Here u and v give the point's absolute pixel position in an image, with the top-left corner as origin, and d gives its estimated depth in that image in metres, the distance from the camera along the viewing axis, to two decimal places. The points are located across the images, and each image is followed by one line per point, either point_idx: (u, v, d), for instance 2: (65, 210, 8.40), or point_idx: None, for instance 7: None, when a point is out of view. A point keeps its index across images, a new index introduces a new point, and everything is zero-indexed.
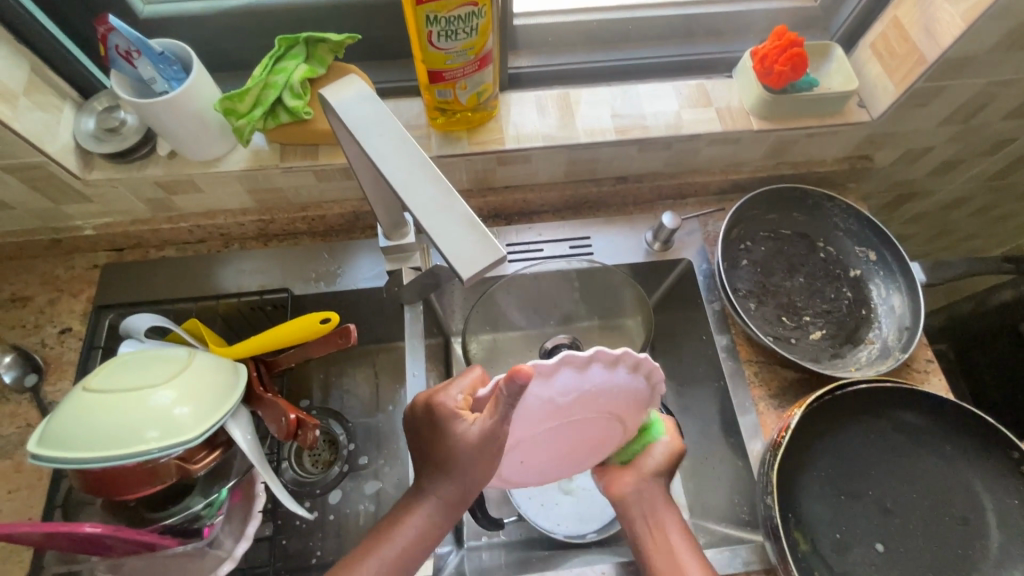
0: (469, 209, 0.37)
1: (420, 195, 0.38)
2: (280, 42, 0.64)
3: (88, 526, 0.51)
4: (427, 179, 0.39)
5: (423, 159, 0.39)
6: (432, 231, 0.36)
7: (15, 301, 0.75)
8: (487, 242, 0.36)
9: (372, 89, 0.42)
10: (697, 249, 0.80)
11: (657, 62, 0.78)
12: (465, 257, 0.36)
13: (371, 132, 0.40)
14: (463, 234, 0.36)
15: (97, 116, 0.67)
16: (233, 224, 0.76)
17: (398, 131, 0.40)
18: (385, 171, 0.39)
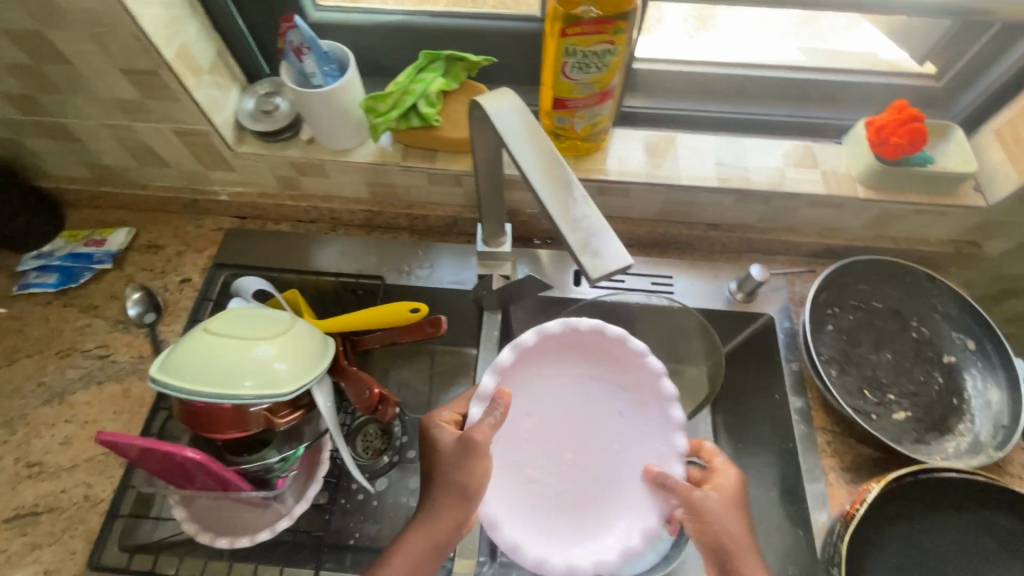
0: (600, 217, 0.41)
1: (554, 198, 0.42)
2: (425, 56, 0.71)
3: (189, 451, 0.57)
4: (561, 184, 0.42)
5: (560, 166, 0.43)
6: (567, 231, 0.40)
7: (149, 247, 0.85)
8: (613, 248, 0.40)
9: (521, 100, 0.47)
10: (780, 307, 0.79)
11: (767, 119, 0.80)
12: (594, 258, 0.39)
13: (519, 138, 0.45)
14: (594, 236, 0.40)
15: (256, 98, 0.75)
16: (344, 211, 0.83)
17: (544, 140, 0.45)
18: (527, 171, 0.43)
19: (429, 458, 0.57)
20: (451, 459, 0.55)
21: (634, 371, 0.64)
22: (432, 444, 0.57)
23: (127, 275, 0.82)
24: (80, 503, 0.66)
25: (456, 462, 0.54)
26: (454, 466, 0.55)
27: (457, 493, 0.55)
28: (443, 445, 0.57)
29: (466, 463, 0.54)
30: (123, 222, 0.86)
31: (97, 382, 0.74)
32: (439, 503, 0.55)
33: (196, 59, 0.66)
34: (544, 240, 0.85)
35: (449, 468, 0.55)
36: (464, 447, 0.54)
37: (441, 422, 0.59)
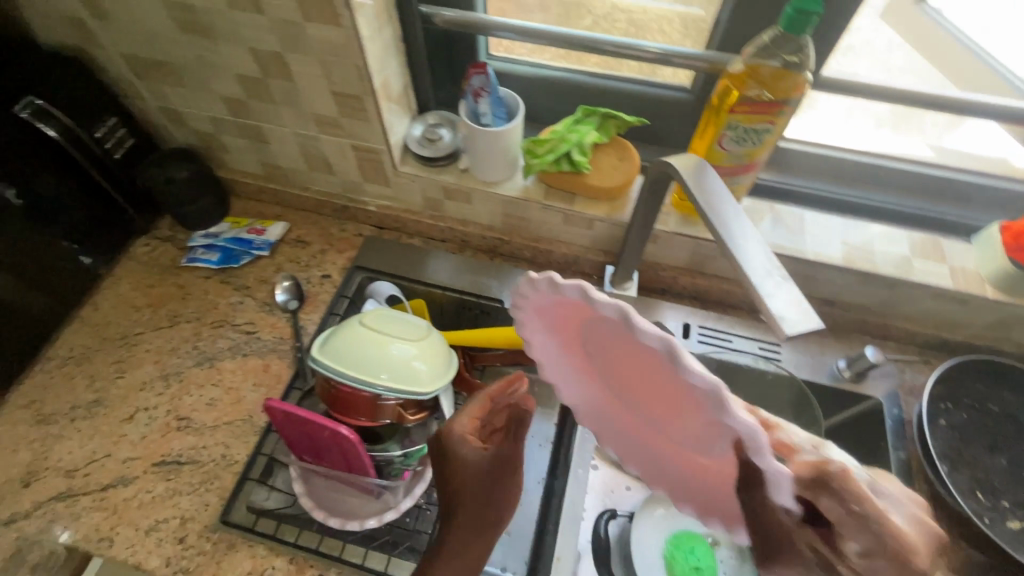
0: (793, 283, 0.43)
1: (747, 257, 0.45)
2: (583, 111, 0.79)
3: (341, 429, 0.63)
4: (754, 249, 0.46)
5: (752, 233, 0.47)
6: (760, 287, 0.42)
7: (298, 241, 0.94)
8: (805, 312, 0.41)
9: (714, 169, 0.53)
10: (889, 393, 0.79)
11: (895, 209, 0.82)
12: (788, 315, 0.41)
13: (710, 203, 0.49)
14: (787, 295, 0.42)
15: (424, 126, 0.85)
16: (477, 235, 0.90)
17: (734, 212, 0.49)
18: (717, 232, 0.47)
19: (453, 478, 0.51)
20: (489, 488, 0.51)
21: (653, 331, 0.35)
22: (452, 466, 0.51)
23: (278, 263, 0.92)
24: (218, 461, 0.73)
25: (483, 488, 0.51)
26: (485, 493, 0.51)
27: (484, 524, 0.51)
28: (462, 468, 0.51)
29: (502, 490, 0.52)
30: (279, 216, 0.97)
31: (243, 354, 0.82)
32: (462, 537, 0.51)
33: (391, 89, 0.76)
34: (657, 289, 0.89)
35: (473, 498, 0.51)
36: (497, 471, 0.51)
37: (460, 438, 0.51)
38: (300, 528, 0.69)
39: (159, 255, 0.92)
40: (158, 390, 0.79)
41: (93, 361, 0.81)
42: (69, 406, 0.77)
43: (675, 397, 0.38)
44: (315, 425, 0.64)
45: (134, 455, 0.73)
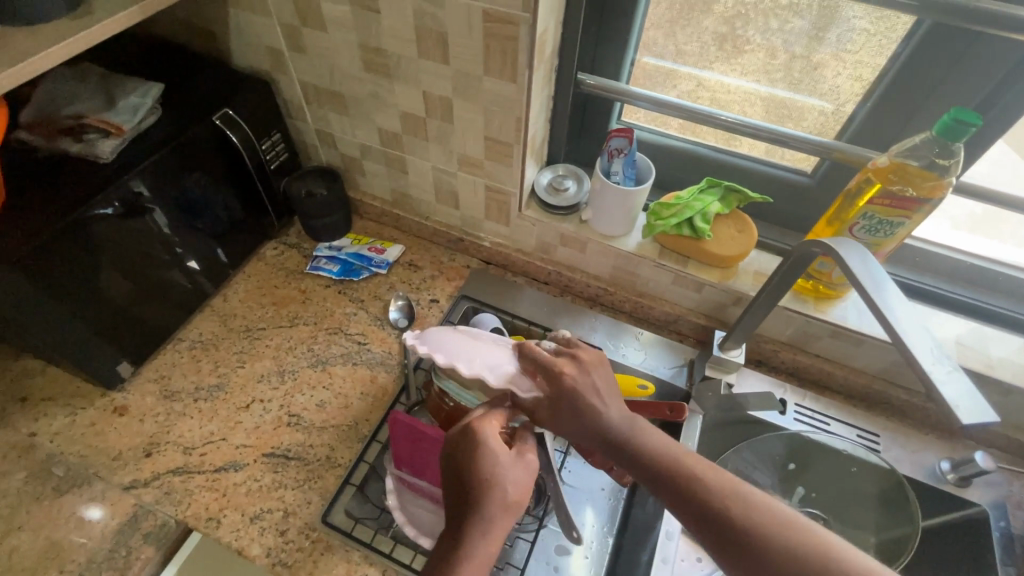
0: (963, 375, 0.48)
1: (918, 347, 0.50)
2: (708, 182, 0.84)
3: None
4: (921, 339, 0.51)
5: (918, 321, 0.52)
6: (937, 381, 0.48)
7: (411, 265, 1.01)
8: (979, 402, 0.46)
9: (869, 255, 0.58)
10: (995, 503, 0.77)
11: (1011, 315, 0.82)
12: (969, 409, 0.46)
13: (875, 291, 0.54)
14: (962, 389, 0.47)
15: (552, 176, 0.91)
16: (582, 282, 0.95)
17: (897, 297, 0.54)
18: (887, 319, 0.52)
19: (467, 470, 0.49)
20: (501, 472, 0.49)
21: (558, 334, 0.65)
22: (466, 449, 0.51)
23: (391, 282, 0.98)
24: (323, 461, 0.77)
25: (496, 470, 0.49)
26: (505, 481, 0.49)
27: (500, 506, 0.48)
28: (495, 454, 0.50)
29: (521, 477, 0.50)
30: (396, 239, 1.04)
31: (353, 362, 0.87)
32: (485, 525, 0.47)
33: (535, 141, 0.83)
34: (752, 360, 0.90)
35: (481, 480, 0.49)
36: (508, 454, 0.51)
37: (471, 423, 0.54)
38: (395, 541, 0.71)
39: (286, 260, 0.99)
40: (274, 383, 0.84)
41: (218, 348, 0.87)
42: (193, 387, 0.83)
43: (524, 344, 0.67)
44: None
45: (246, 442, 0.78)
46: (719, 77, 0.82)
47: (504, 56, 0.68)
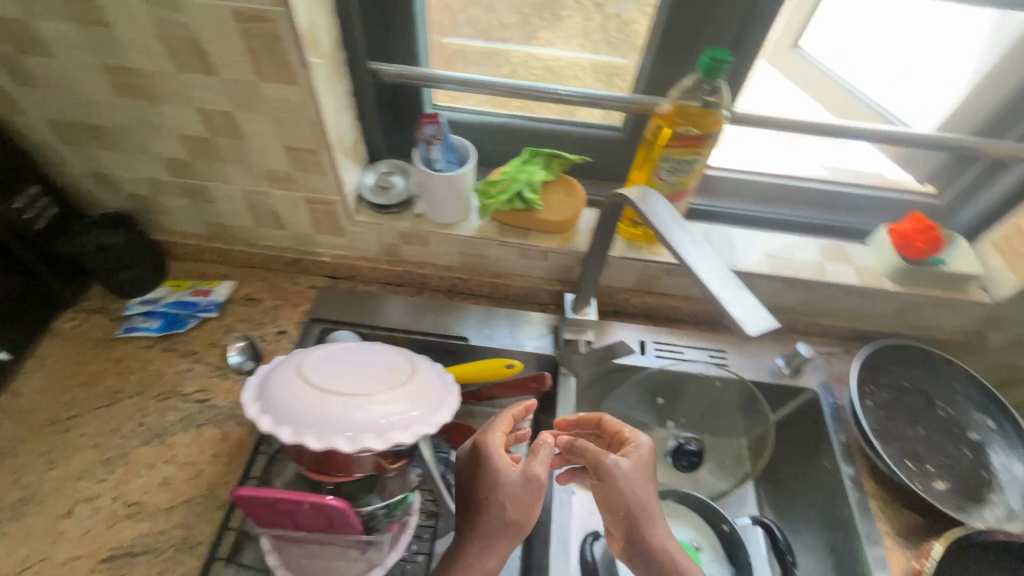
0: (746, 292, 0.51)
1: (705, 273, 0.53)
2: (528, 152, 0.85)
3: (331, 497, 0.60)
4: (708, 266, 0.54)
5: (705, 253, 0.55)
6: (724, 300, 0.50)
7: (248, 299, 0.91)
8: (762, 313, 0.49)
9: (662, 200, 0.61)
10: (821, 385, 0.89)
11: (804, 221, 0.94)
12: (751, 321, 0.48)
13: (669, 233, 0.57)
14: (745, 304, 0.50)
15: (376, 175, 0.87)
16: (436, 276, 0.92)
17: (688, 237, 0.57)
18: (680, 258, 0.55)
19: (483, 482, 0.57)
20: (511, 492, 0.55)
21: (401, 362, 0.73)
22: (480, 460, 0.58)
23: (227, 324, 0.88)
24: (178, 545, 0.67)
25: (511, 497, 0.55)
26: (508, 499, 0.55)
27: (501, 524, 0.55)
28: (508, 476, 0.56)
29: (521, 499, 0.55)
30: (224, 275, 0.93)
31: (197, 424, 0.77)
32: (483, 539, 0.54)
33: (343, 140, 0.78)
34: (610, 312, 0.95)
35: (493, 495, 0.56)
36: (527, 481, 0.56)
37: (497, 447, 0.58)
38: None
39: (90, 330, 0.85)
40: (101, 476, 0.71)
41: (17, 455, 0.72)
42: None
43: (375, 365, 0.71)
44: (294, 499, 0.59)
45: (76, 555, 0.65)
46: (528, 46, 0.86)
47: (274, 57, 0.62)
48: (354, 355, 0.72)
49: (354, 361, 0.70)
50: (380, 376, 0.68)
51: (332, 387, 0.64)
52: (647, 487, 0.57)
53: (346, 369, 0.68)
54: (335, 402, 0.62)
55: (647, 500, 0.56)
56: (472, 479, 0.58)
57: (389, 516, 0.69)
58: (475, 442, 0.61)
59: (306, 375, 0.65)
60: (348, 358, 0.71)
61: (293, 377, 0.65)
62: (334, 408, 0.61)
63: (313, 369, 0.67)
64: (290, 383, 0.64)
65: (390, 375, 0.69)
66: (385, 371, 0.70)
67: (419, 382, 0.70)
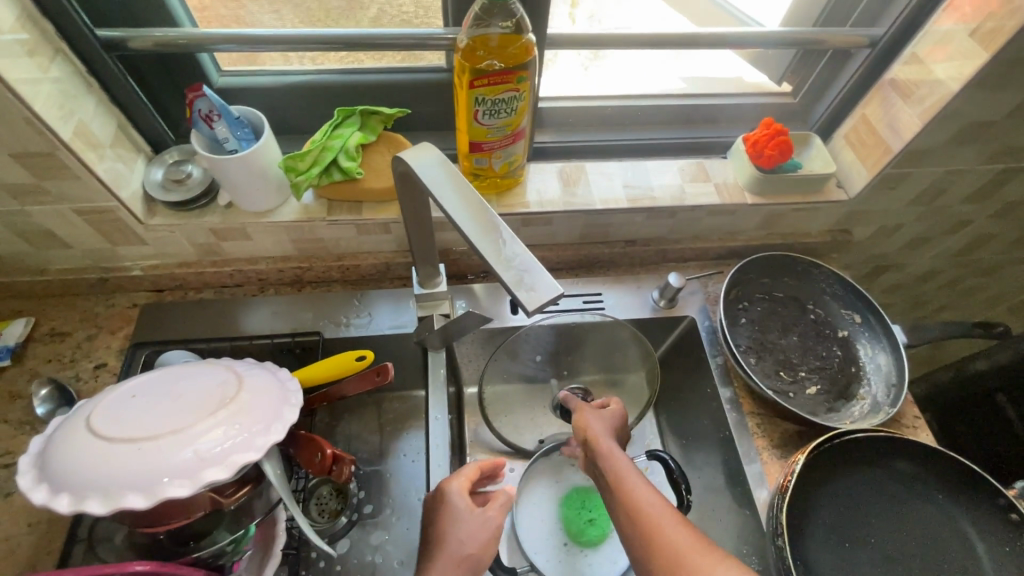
0: (529, 254, 0.44)
1: (485, 240, 0.45)
2: (340, 113, 0.74)
3: (136, 564, 0.52)
4: (489, 230, 0.46)
5: (489, 212, 0.47)
6: (502, 268, 0.43)
7: (53, 335, 0.78)
8: (545, 278, 0.43)
9: (442, 154, 0.51)
10: (700, 308, 0.87)
11: (661, 142, 0.90)
12: (530, 291, 0.42)
13: (450, 195, 0.49)
14: (526, 269, 0.43)
15: (166, 167, 0.74)
16: (272, 270, 0.81)
17: (475, 197, 0.48)
18: (460, 222, 0.47)
19: (442, 524, 0.60)
20: (469, 531, 0.59)
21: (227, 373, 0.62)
22: (441, 500, 0.61)
23: (30, 369, 0.75)
24: None
25: (468, 536, 0.58)
26: (463, 534, 0.58)
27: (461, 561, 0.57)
28: (466, 510, 0.60)
29: (481, 535, 0.59)
30: (19, 313, 0.79)
31: (4, 494, 0.67)
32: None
33: (93, 134, 0.64)
34: (479, 273, 0.89)
35: (451, 533, 0.58)
36: (483, 517, 0.60)
37: (457, 489, 0.62)
38: None
39: None
40: None
41: None
42: None
43: (189, 388, 0.59)
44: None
45: None
46: None
47: None
48: (166, 382, 0.60)
49: (162, 390, 0.58)
50: (192, 402, 0.57)
51: (122, 434, 0.53)
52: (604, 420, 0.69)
53: (149, 403, 0.56)
54: (131, 453, 0.52)
55: (594, 424, 0.67)
56: (431, 526, 0.60)
57: (236, 550, 0.64)
58: (437, 487, 0.64)
59: (95, 428, 0.54)
60: (157, 388, 0.59)
61: (75, 431, 0.54)
62: (124, 463, 0.51)
63: (105, 415, 0.55)
64: (72, 444, 0.53)
65: (207, 397, 0.58)
66: (202, 391, 0.58)
67: (247, 398, 0.58)
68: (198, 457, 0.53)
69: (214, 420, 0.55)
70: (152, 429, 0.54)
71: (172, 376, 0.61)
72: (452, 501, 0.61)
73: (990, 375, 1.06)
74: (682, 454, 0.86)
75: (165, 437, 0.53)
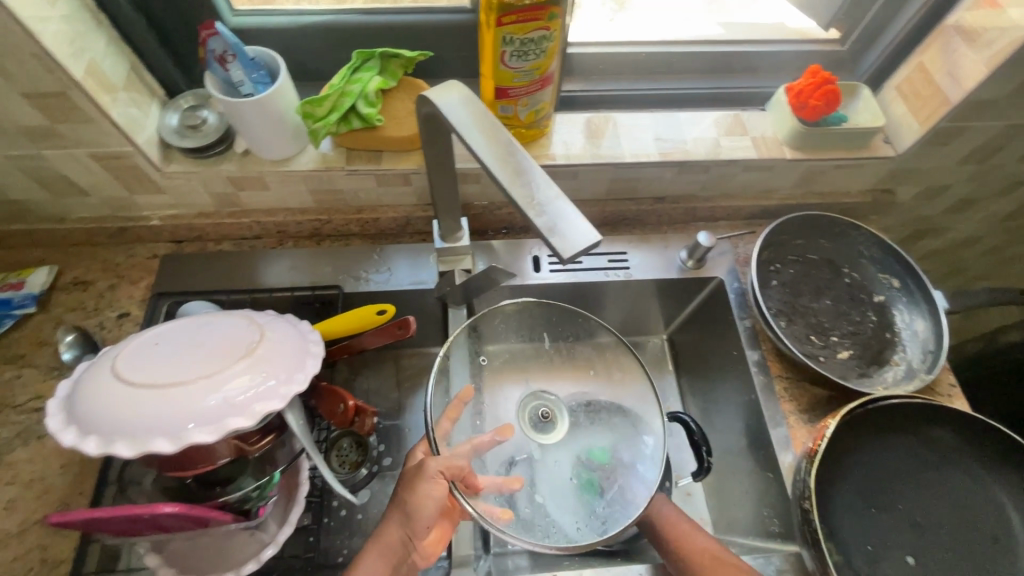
0: (564, 200, 0.41)
1: (519, 185, 0.43)
2: (358, 56, 0.71)
3: (164, 506, 0.52)
4: (522, 175, 0.43)
5: (522, 157, 0.45)
6: (534, 214, 0.41)
7: (76, 284, 0.78)
8: (582, 226, 0.40)
9: (469, 93, 0.49)
10: (729, 269, 0.83)
11: (696, 93, 0.85)
12: (563, 239, 0.40)
13: (479, 135, 0.46)
14: (559, 216, 0.41)
15: (180, 113, 0.72)
16: (291, 223, 0.80)
17: (507, 140, 0.46)
18: (490, 167, 0.44)
19: (405, 501, 0.59)
20: (425, 522, 0.59)
21: (247, 323, 0.61)
22: (416, 478, 0.59)
23: (55, 317, 0.75)
24: (37, 569, 0.61)
25: (420, 515, 0.59)
26: (414, 517, 0.59)
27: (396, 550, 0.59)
28: (428, 498, 0.59)
29: (427, 516, 0.59)
30: (41, 261, 0.79)
31: (36, 436, 0.68)
32: (379, 551, 0.59)
33: (105, 74, 0.62)
34: (500, 229, 0.87)
35: (409, 507, 0.59)
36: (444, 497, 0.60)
37: (432, 475, 0.59)
38: None
39: None
40: None
41: None
42: None
43: (208, 337, 0.58)
44: (125, 518, 0.51)
45: None
46: None
47: None
48: (186, 330, 0.59)
49: (183, 338, 0.58)
50: (213, 350, 0.56)
51: (145, 380, 0.53)
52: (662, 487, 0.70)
53: (170, 351, 0.56)
54: (153, 398, 0.52)
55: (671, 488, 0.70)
56: (405, 499, 0.60)
57: (261, 497, 0.65)
58: (421, 462, 0.60)
59: (117, 373, 0.54)
60: (177, 336, 0.59)
61: (100, 377, 0.54)
62: (150, 409, 0.51)
63: (126, 362, 0.55)
64: (96, 389, 0.53)
65: (227, 345, 0.57)
66: (221, 340, 0.58)
67: (268, 348, 0.58)
68: (219, 405, 0.53)
69: (233, 369, 0.55)
70: (173, 376, 0.54)
71: (192, 324, 0.61)
72: (423, 488, 0.59)
73: None
74: (703, 416, 0.85)
75: (186, 384, 0.53)
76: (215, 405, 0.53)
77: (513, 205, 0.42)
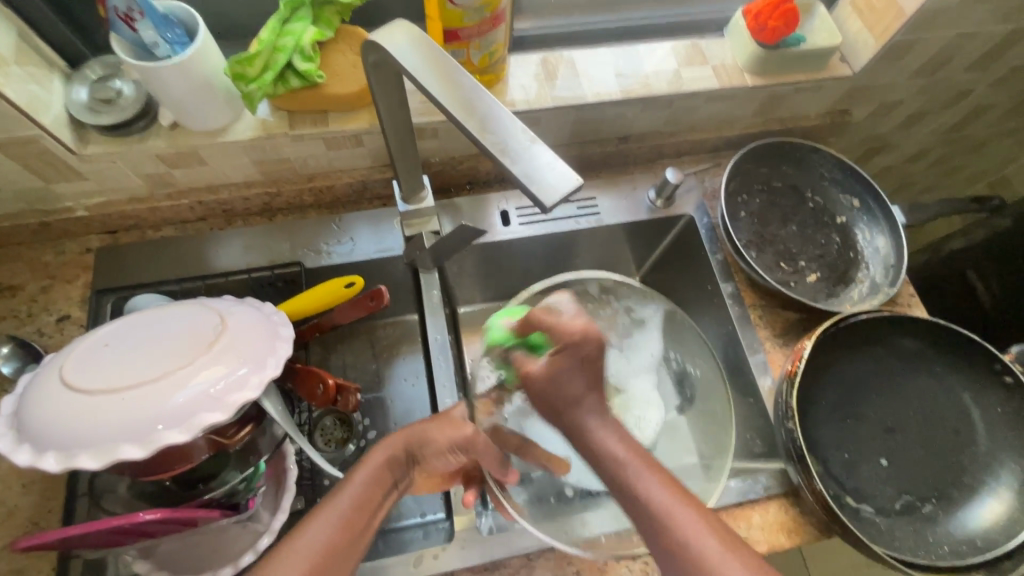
0: (535, 146, 0.39)
1: (481, 134, 0.40)
2: (286, 5, 0.64)
3: (144, 514, 0.49)
4: (484, 122, 0.40)
5: (485, 102, 0.41)
6: (509, 163, 0.38)
7: (2, 290, 0.70)
8: (561, 168, 0.38)
9: (418, 33, 0.44)
10: (697, 205, 0.83)
11: (650, 24, 0.81)
12: (541, 185, 0.37)
13: (436, 82, 0.42)
14: (535, 162, 0.38)
15: (89, 85, 0.64)
16: (237, 199, 0.74)
17: (468, 84, 0.42)
18: (451, 115, 0.41)
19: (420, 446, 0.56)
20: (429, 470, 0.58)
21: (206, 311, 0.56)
22: (446, 432, 0.57)
23: None
24: None
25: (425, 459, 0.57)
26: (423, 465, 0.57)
27: (396, 472, 0.55)
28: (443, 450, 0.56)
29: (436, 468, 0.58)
30: None
31: None
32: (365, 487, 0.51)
33: None
34: (464, 185, 0.83)
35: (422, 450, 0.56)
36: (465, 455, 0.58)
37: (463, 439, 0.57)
38: None
39: None
40: None
41: None
42: None
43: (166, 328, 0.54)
44: (105, 530, 0.48)
45: None
46: None
47: None
48: (141, 324, 0.55)
49: (138, 334, 0.53)
50: (173, 343, 0.52)
51: (102, 385, 0.49)
52: (578, 376, 0.50)
53: (125, 349, 0.52)
54: (116, 401, 0.48)
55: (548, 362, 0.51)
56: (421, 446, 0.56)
57: (249, 488, 0.63)
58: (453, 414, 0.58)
59: (69, 381, 0.49)
60: (130, 332, 0.54)
61: (48, 387, 0.49)
62: (111, 414, 0.47)
63: (76, 368, 0.50)
64: (45, 401, 0.48)
65: (189, 336, 0.53)
66: (182, 331, 0.54)
67: (234, 334, 0.54)
68: (192, 400, 0.49)
69: (199, 360, 0.51)
70: (134, 376, 0.49)
71: (147, 317, 0.56)
72: (444, 441, 0.56)
73: (965, 254, 1.07)
74: None
75: (151, 382, 0.49)
76: (186, 401, 0.49)
77: (484, 155, 0.39)
